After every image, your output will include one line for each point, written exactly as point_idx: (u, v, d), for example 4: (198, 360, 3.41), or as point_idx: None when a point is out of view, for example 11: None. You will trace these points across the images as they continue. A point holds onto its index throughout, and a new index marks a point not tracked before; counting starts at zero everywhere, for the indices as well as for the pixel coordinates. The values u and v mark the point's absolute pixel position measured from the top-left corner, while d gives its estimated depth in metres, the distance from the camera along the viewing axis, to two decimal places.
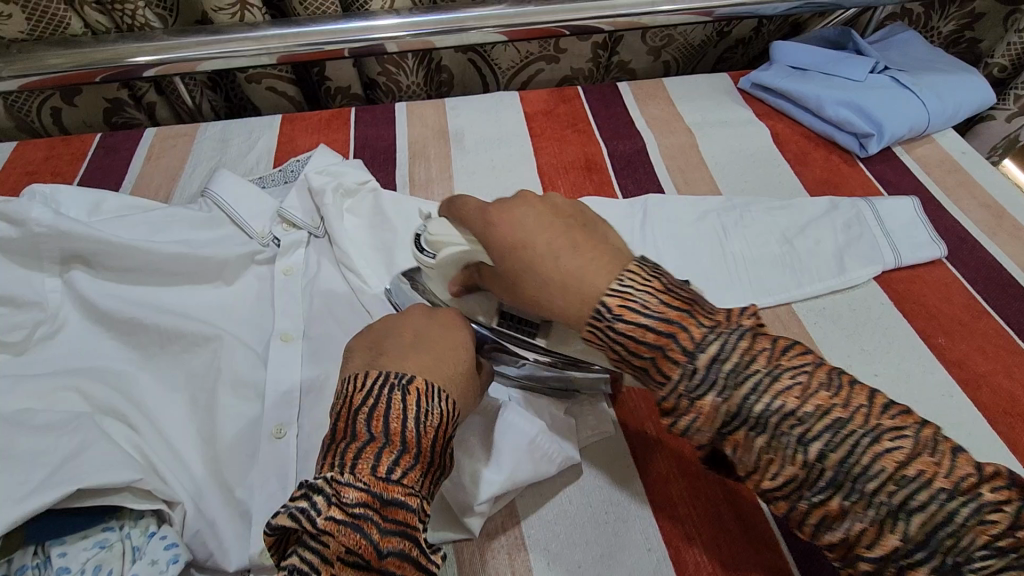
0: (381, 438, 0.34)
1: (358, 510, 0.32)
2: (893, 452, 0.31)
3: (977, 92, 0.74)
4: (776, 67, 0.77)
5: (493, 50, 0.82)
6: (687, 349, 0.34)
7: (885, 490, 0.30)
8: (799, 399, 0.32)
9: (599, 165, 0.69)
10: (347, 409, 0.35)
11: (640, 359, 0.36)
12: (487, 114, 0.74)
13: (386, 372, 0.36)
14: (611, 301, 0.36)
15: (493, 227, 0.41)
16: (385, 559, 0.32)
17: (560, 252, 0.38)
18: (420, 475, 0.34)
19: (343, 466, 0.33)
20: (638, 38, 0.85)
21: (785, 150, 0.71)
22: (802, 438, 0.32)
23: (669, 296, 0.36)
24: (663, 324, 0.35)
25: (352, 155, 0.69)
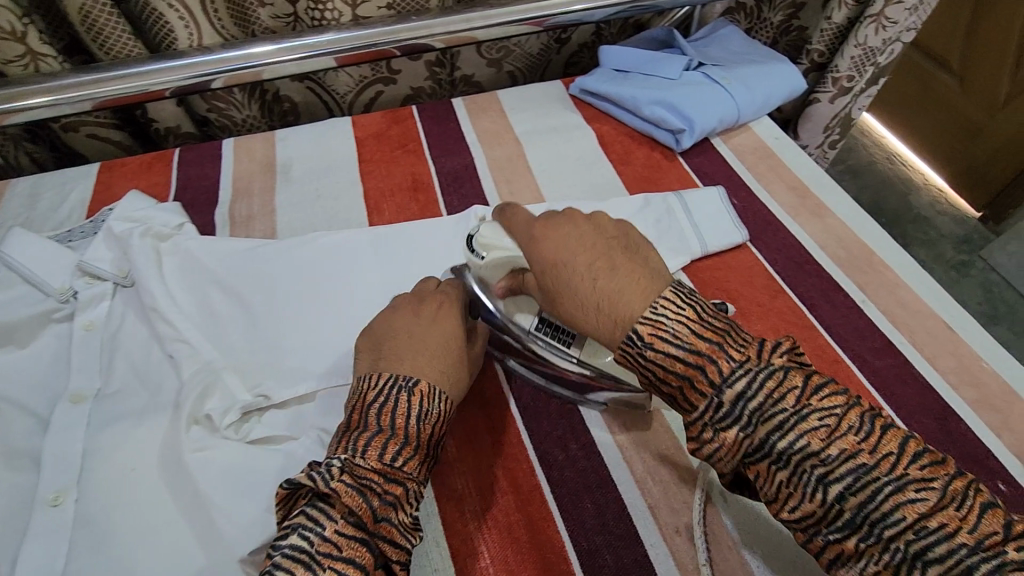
0: (387, 429, 0.40)
1: (365, 479, 0.38)
2: (916, 504, 0.32)
3: (787, 80, 0.77)
4: (601, 71, 0.80)
5: (326, 77, 0.81)
6: (714, 381, 0.36)
7: (903, 538, 0.32)
8: (758, 388, 0.36)
9: (425, 184, 0.70)
10: (362, 404, 0.42)
11: (667, 386, 0.39)
12: (316, 143, 0.74)
13: (393, 376, 0.43)
14: (643, 330, 0.38)
15: (538, 242, 0.45)
16: (379, 523, 0.37)
17: (600, 276, 0.42)
18: (419, 461, 0.41)
19: (356, 448, 0.39)
20: (475, 52, 0.87)
21: (609, 151, 0.74)
22: (823, 478, 0.34)
23: (702, 327, 0.38)
24: (692, 356, 0.37)
25: (170, 198, 0.67)
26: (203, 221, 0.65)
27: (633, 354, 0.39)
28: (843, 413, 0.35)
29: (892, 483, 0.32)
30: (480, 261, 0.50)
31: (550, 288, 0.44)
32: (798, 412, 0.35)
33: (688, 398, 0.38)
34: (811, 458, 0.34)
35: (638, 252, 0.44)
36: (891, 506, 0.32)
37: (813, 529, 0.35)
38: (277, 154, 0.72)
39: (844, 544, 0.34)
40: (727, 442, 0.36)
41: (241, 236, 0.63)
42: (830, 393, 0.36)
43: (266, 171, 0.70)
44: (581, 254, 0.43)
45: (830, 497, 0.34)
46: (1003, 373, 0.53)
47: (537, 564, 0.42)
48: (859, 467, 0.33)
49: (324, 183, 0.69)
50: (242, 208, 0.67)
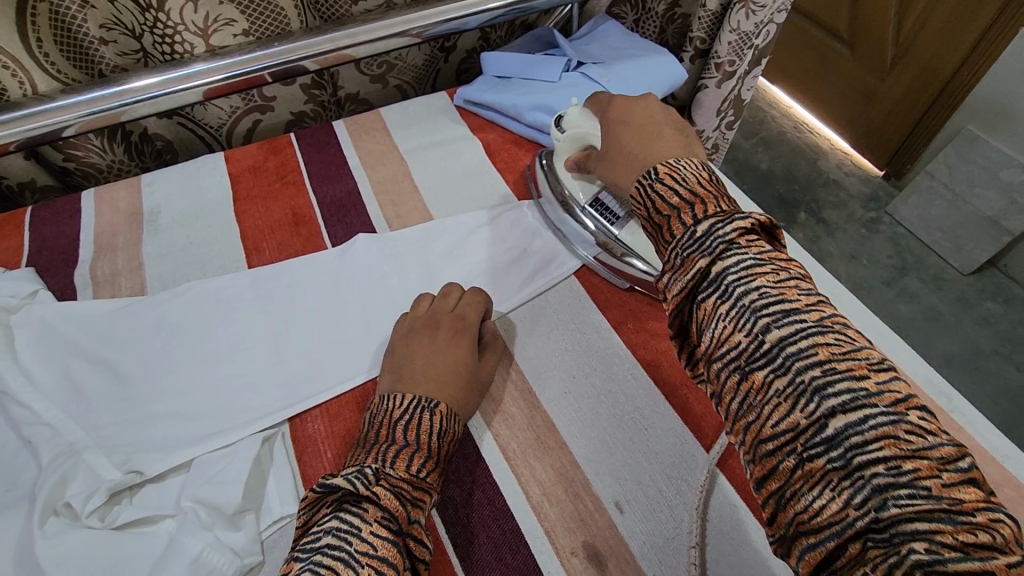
0: (412, 443, 0.44)
1: (397, 486, 0.41)
2: (902, 442, 0.28)
3: (665, 72, 0.78)
4: (484, 79, 0.79)
5: (195, 111, 0.77)
6: (695, 216, 0.37)
7: (869, 468, 0.27)
8: (770, 283, 0.33)
9: (307, 217, 0.66)
10: (388, 421, 0.46)
11: (660, 219, 0.39)
12: (187, 185, 0.69)
13: (417, 398, 0.47)
14: (661, 169, 0.40)
15: (620, 123, 0.51)
16: (411, 525, 0.40)
17: (654, 149, 0.45)
18: (436, 474, 0.44)
19: (385, 459, 0.42)
20: (355, 69, 0.84)
21: (497, 162, 0.72)
22: (821, 389, 0.30)
23: (707, 187, 0.39)
24: (690, 194, 0.38)
25: (24, 262, 0.61)
26: (61, 283, 0.60)
27: (643, 188, 0.41)
28: (863, 347, 0.31)
29: (886, 414, 0.28)
30: (561, 134, 0.61)
31: (606, 149, 0.52)
32: (816, 327, 0.32)
33: (670, 229, 0.38)
34: (815, 367, 0.30)
35: (689, 140, 0.46)
36: (875, 435, 0.28)
37: (790, 446, 0.30)
38: (144, 202, 0.67)
39: (812, 465, 0.29)
40: (722, 320, 0.34)
41: (104, 297, 0.59)
42: (852, 331, 0.32)
43: (132, 221, 0.66)
44: (631, 137, 0.48)
45: (818, 412, 0.29)
46: (879, 344, 0.55)
47: None
48: (856, 391, 0.29)
49: (196, 227, 0.65)
50: (105, 265, 0.62)
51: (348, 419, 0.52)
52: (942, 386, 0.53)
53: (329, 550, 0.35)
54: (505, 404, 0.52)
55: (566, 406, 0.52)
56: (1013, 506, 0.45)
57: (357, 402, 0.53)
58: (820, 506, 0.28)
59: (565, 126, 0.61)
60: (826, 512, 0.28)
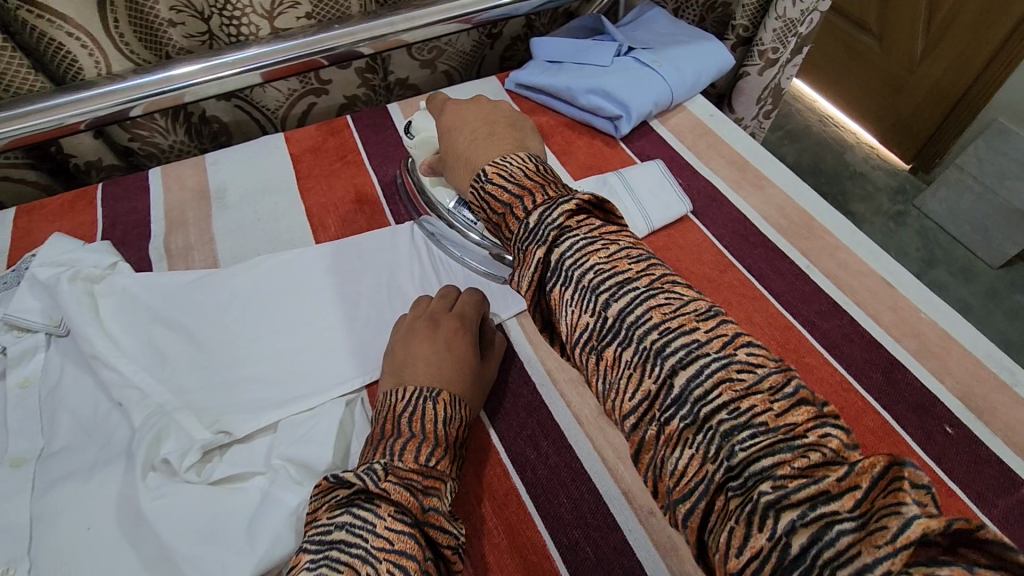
0: (419, 433, 0.43)
1: (408, 477, 0.40)
2: (849, 522, 0.25)
3: (715, 57, 0.79)
4: (535, 64, 0.80)
5: (254, 94, 0.78)
6: (528, 208, 0.40)
7: (824, 561, 0.24)
8: (771, 425, 0.29)
9: (369, 195, 0.68)
10: (392, 416, 0.45)
11: (499, 216, 0.43)
12: (250, 163, 0.71)
13: (420, 388, 0.46)
14: (490, 171, 0.45)
15: (450, 134, 0.55)
16: (428, 513, 0.39)
17: (475, 150, 0.50)
18: (447, 461, 0.43)
19: (392, 453, 0.41)
20: (406, 54, 0.85)
21: (550, 144, 0.74)
22: (737, 444, 0.29)
23: (544, 186, 0.42)
24: (519, 188, 0.42)
25: (100, 236, 0.64)
26: (137, 257, 0.62)
27: (477, 189, 0.44)
28: (807, 413, 0.29)
29: (836, 501, 0.25)
30: (501, 250, 0.59)
31: (446, 152, 0.55)
32: (745, 395, 0.29)
33: (508, 226, 0.41)
34: (738, 426, 0.29)
35: (518, 131, 0.53)
36: (784, 509, 0.26)
37: (722, 519, 0.28)
38: (210, 179, 0.69)
39: (731, 510, 0.28)
40: (691, 450, 0.30)
41: (180, 269, 0.61)
42: (796, 386, 0.30)
43: (201, 197, 0.68)
44: (486, 171, 0.47)
45: (750, 479, 0.28)
46: (939, 321, 0.56)
47: (519, 563, 0.43)
48: (803, 480, 0.26)
49: (263, 204, 0.67)
50: (178, 239, 0.64)
51: None
52: (1003, 361, 0.53)
53: (341, 545, 0.35)
54: (573, 373, 0.53)
55: None
56: None
57: None
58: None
59: (509, 253, 0.59)
60: (735, 548, 0.26)
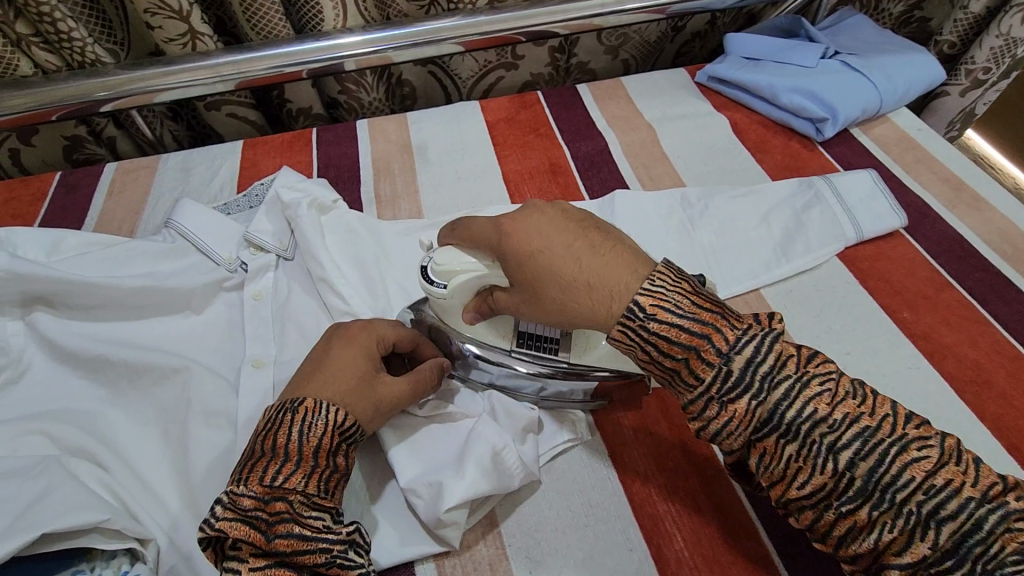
0: (265, 452, 0.37)
1: (249, 510, 0.35)
2: (920, 462, 0.32)
3: (927, 70, 0.75)
4: (730, 59, 0.79)
5: (451, 62, 0.82)
6: (721, 349, 0.35)
7: (903, 498, 0.32)
8: (827, 408, 0.34)
9: (563, 168, 0.69)
10: (263, 429, 0.39)
11: (671, 360, 0.37)
12: (449, 126, 0.74)
13: (279, 403, 0.40)
14: (644, 300, 0.36)
15: (506, 237, 0.40)
16: (274, 543, 0.35)
17: (581, 255, 0.39)
18: (304, 476, 0.37)
19: (238, 477, 0.36)
20: (595, 39, 0.86)
21: (744, 140, 0.72)
22: (833, 447, 0.33)
23: (698, 297, 0.37)
24: (697, 325, 0.36)
25: (315, 175, 0.69)
26: (350, 198, 0.66)
27: (634, 330, 0.37)
28: (837, 378, 0.35)
29: (898, 444, 0.33)
30: (445, 291, 0.44)
31: (522, 281, 0.40)
32: (800, 379, 0.34)
33: (695, 371, 0.36)
34: (820, 425, 0.34)
35: (609, 232, 0.41)
36: (898, 468, 0.32)
37: (825, 505, 0.34)
38: (412, 136, 0.73)
39: (858, 515, 0.33)
40: (794, 461, 0.34)
41: (389, 216, 0.64)
42: (825, 363, 0.35)
43: (404, 151, 0.71)
44: (560, 280, 0.39)
45: (839, 466, 0.33)
46: None
47: (732, 545, 0.42)
48: (864, 433, 0.33)
49: (461, 164, 0.70)
50: (386, 186, 0.67)
51: None
52: None
53: None
54: None
55: None
56: None
57: None
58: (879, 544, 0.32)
59: (447, 283, 0.44)
60: (898, 553, 0.32)
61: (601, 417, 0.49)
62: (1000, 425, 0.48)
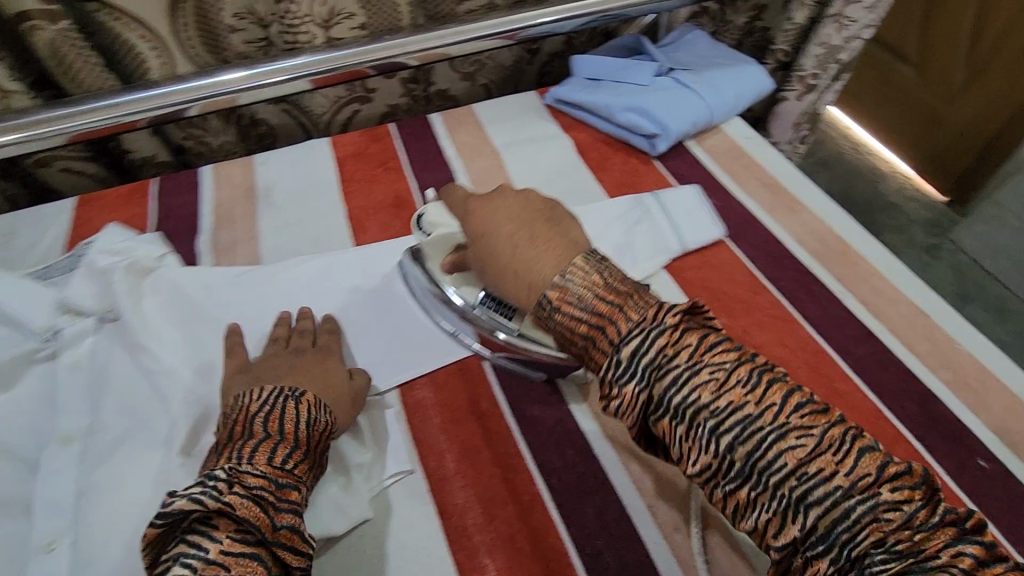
0: (275, 435, 0.42)
1: (257, 488, 0.38)
2: (796, 451, 0.37)
3: (753, 81, 0.80)
4: (575, 81, 0.82)
5: (302, 99, 0.82)
6: (613, 341, 0.43)
7: (786, 485, 0.37)
8: (715, 395, 0.40)
9: (408, 201, 0.70)
10: (244, 417, 0.44)
11: (577, 347, 0.46)
12: (296, 166, 0.74)
13: (280, 389, 0.46)
14: (553, 296, 0.46)
15: (472, 214, 0.52)
16: (279, 531, 0.37)
17: (520, 245, 0.48)
18: (302, 462, 0.43)
19: (241, 457, 0.40)
20: (449, 67, 0.88)
21: (586, 159, 0.75)
22: (716, 430, 0.39)
23: (607, 290, 0.45)
24: (596, 318, 0.44)
25: (151, 229, 0.67)
26: (187, 250, 0.65)
27: (546, 319, 0.47)
28: (733, 366, 0.40)
29: (775, 432, 0.38)
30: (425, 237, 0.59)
31: (478, 255, 0.51)
32: (690, 368, 0.40)
33: (596, 354, 0.45)
34: (703, 410, 0.39)
35: (561, 226, 0.50)
36: (775, 453, 0.37)
37: (713, 483, 0.40)
38: (257, 179, 0.72)
39: (738, 495, 0.38)
40: (763, 511, 0.38)
41: (226, 264, 0.63)
42: (724, 350, 0.42)
43: (248, 196, 0.70)
44: (507, 238, 0.49)
45: (721, 449, 0.39)
46: (977, 354, 0.56)
47: (542, 569, 0.43)
48: (745, 419, 0.39)
49: (306, 204, 0.69)
50: (225, 235, 0.66)
51: (455, 389, 0.54)
52: None
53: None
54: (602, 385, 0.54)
55: None
56: None
57: (463, 376, 0.55)
58: (759, 525, 0.38)
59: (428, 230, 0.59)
60: (772, 533, 0.37)
61: (425, 450, 0.50)
62: None
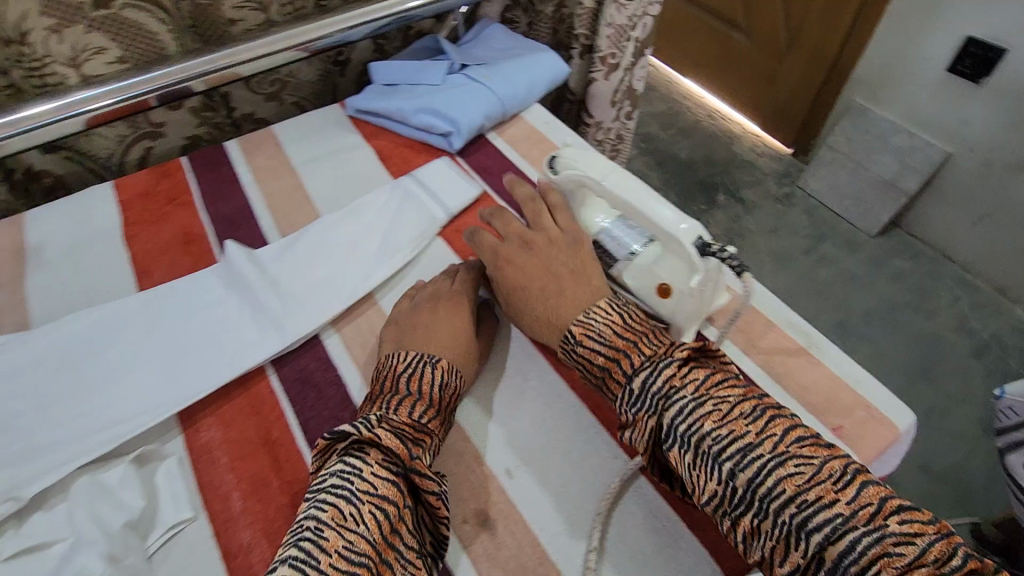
0: (413, 393, 0.47)
1: (399, 428, 0.43)
2: (795, 478, 0.36)
3: (546, 68, 0.82)
4: (373, 88, 0.81)
5: (80, 143, 0.75)
6: (627, 369, 0.44)
7: (787, 512, 0.35)
8: (719, 423, 0.39)
9: (198, 235, 0.67)
10: (392, 377, 0.49)
11: (600, 372, 0.47)
12: (70, 215, 0.68)
13: (421, 354, 0.50)
14: (578, 328, 0.49)
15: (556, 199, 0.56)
16: (415, 461, 0.41)
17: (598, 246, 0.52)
18: (434, 419, 0.47)
19: (388, 408, 0.45)
20: (247, 89, 0.85)
21: (388, 165, 0.75)
22: (718, 460, 0.38)
23: (623, 327, 0.47)
24: (612, 350, 0.46)
25: None
26: None
27: (569, 347, 0.49)
28: (735, 401, 0.40)
29: (774, 459, 0.36)
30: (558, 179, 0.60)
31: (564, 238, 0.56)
32: (694, 399, 0.40)
33: (611, 383, 0.46)
34: (706, 439, 0.38)
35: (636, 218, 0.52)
36: (775, 481, 0.36)
37: (721, 511, 0.38)
38: (27, 236, 0.66)
39: (743, 524, 0.37)
40: (770, 540, 0.36)
41: None
42: (727, 387, 0.41)
43: (15, 256, 0.64)
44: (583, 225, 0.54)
45: (727, 478, 0.37)
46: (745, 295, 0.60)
47: None
48: (745, 447, 0.37)
49: (83, 255, 0.65)
50: None
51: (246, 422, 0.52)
52: (801, 326, 0.57)
53: (335, 488, 0.39)
54: None
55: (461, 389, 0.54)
56: (863, 428, 0.50)
57: (252, 406, 0.53)
58: (767, 553, 0.36)
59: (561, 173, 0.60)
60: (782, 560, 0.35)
61: (209, 492, 0.48)
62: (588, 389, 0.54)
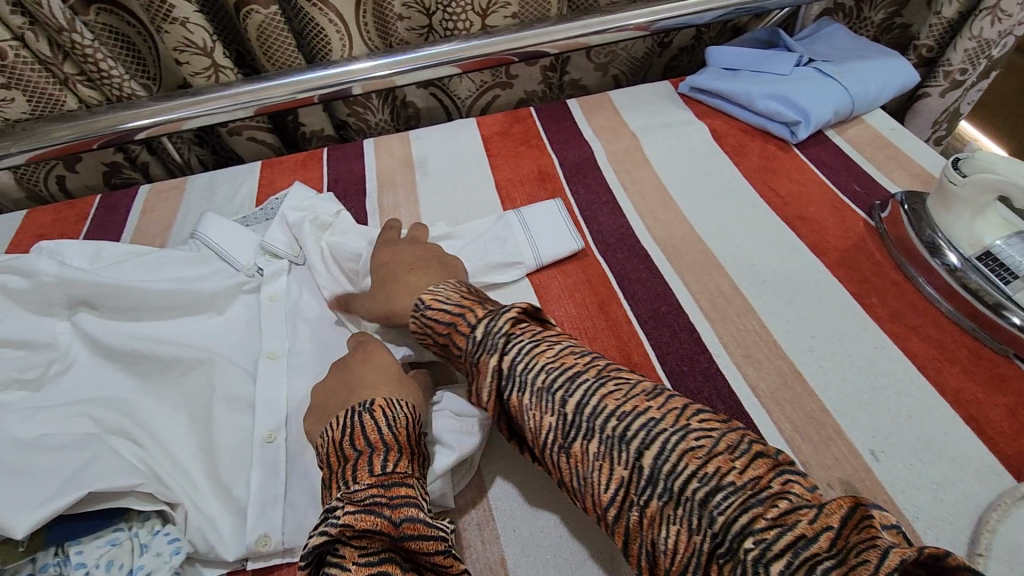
0: (365, 449, 0.41)
1: (366, 499, 0.37)
2: (704, 470, 0.33)
3: (901, 72, 0.79)
4: (711, 70, 0.84)
5: (451, 83, 0.88)
6: (470, 324, 0.45)
7: (760, 504, 0.31)
8: (611, 407, 0.37)
9: (551, 175, 0.75)
10: (333, 449, 0.42)
11: (443, 338, 0.47)
12: (446, 141, 0.80)
13: (353, 406, 0.44)
14: (427, 297, 0.49)
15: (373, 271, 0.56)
16: (401, 525, 0.37)
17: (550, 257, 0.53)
18: (407, 461, 0.41)
19: (346, 482, 0.39)
20: (585, 57, 0.93)
21: (722, 143, 0.77)
22: (623, 437, 0.36)
23: (467, 298, 0.48)
24: (460, 308, 0.47)
25: (325, 189, 0.75)
26: (357, 211, 0.73)
27: (419, 318, 0.48)
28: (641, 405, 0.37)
29: (698, 448, 0.34)
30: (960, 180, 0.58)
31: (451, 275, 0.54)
32: (606, 389, 0.39)
33: (455, 342, 0.45)
34: (610, 421, 0.37)
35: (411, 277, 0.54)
36: (722, 467, 0.33)
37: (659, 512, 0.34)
38: (414, 151, 0.79)
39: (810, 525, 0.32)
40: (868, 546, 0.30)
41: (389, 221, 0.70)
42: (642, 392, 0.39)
43: (407, 165, 0.78)
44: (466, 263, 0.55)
45: (646, 460, 0.35)
46: None
47: None
48: (651, 432, 0.35)
49: (458, 174, 0.76)
50: (389, 197, 0.74)
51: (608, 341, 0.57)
52: None
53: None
54: (751, 350, 0.56)
55: (815, 363, 0.55)
56: None
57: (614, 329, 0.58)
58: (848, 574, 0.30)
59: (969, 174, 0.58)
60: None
61: None
62: (960, 397, 0.51)
